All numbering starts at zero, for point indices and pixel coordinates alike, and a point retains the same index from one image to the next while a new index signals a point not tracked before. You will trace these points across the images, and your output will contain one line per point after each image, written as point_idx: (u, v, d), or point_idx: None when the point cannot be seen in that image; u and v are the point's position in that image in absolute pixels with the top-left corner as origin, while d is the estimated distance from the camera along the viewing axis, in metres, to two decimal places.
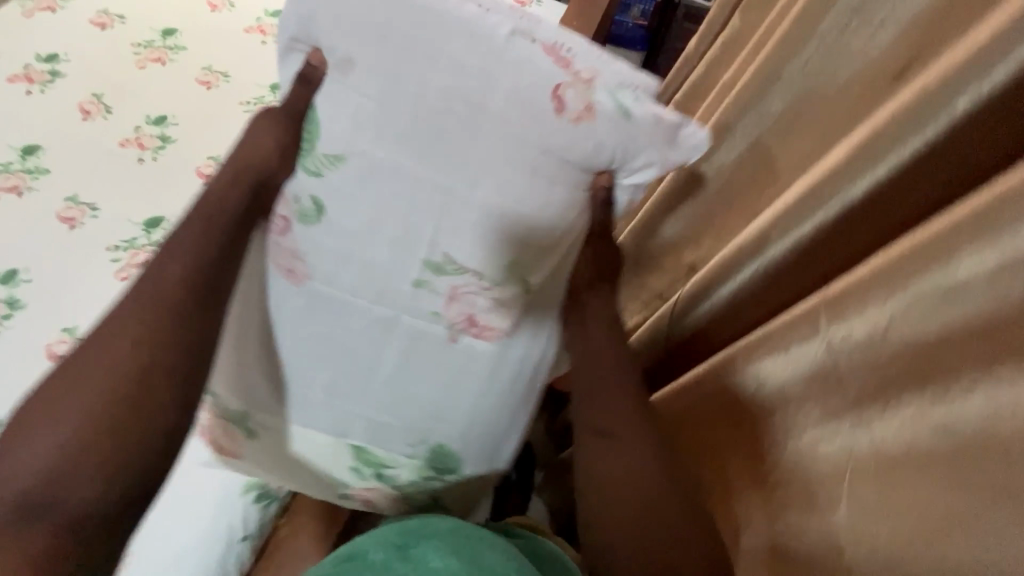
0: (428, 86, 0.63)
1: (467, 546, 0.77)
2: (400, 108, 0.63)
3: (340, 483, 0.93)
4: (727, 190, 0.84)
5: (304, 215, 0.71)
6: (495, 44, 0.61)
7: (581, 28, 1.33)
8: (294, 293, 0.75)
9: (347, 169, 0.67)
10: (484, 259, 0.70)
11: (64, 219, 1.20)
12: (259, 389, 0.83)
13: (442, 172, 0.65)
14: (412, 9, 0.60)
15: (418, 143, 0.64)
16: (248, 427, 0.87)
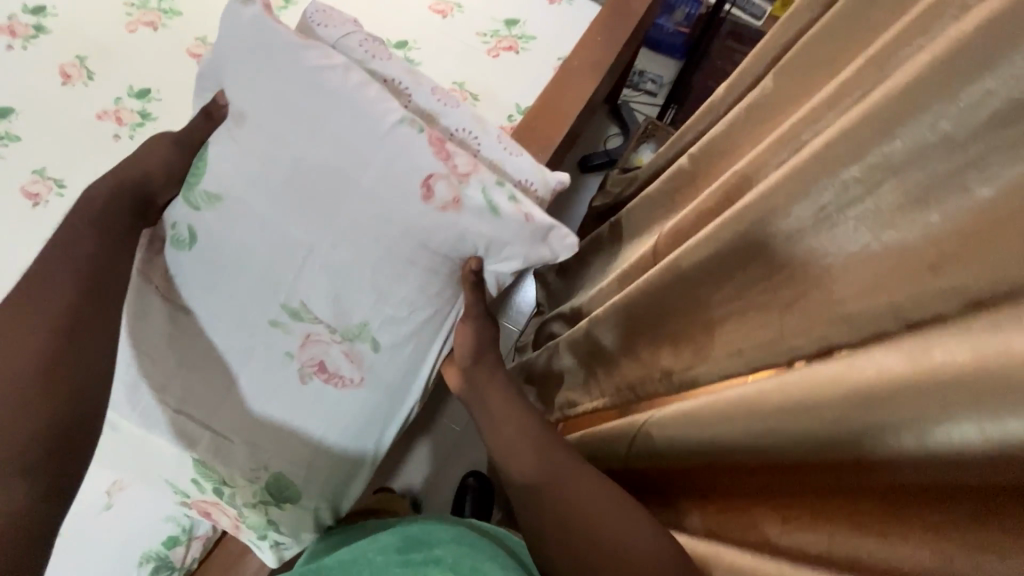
0: (313, 162, 0.76)
1: (465, 555, 0.83)
2: (279, 170, 0.76)
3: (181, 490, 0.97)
4: (704, 296, 0.74)
5: (177, 240, 0.81)
6: (380, 128, 0.75)
7: (608, 41, 1.20)
8: (159, 311, 0.85)
9: (221, 208, 0.79)
10: (338, 315, 0.82)
11: (28, 194, 1.09)
12: (118, 394, 0.87)
13: (310, 230, 0.78)
14: (319, 91, 0.75)
15: (296, 202, 0.77)
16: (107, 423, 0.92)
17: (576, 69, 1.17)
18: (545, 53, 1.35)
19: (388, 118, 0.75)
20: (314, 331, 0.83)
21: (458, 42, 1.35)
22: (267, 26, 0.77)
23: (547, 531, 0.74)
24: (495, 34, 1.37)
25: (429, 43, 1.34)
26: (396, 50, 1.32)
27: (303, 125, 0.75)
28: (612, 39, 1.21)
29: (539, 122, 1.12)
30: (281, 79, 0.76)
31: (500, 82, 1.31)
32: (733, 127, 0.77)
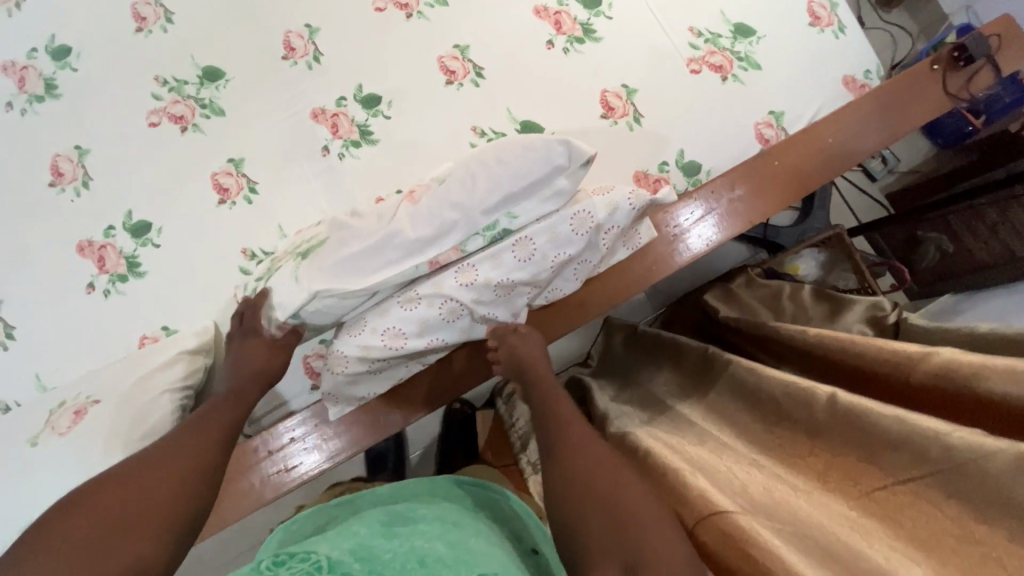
0: (479, 181, 0.64)
1: (455, 534, 0.67)
2: (469, 171, 0.66)
3: (242, 268, 0.93)
4: (763, 504, 0.60)
5: (365, 100, 0.98)
6: (560, 189, 0.65)
7: (843, 151, 0.85)
8: (316, 160, 0.97)
9: (400, 138, 0.97)
10: (421, 317, 0.66)
11: (137, 15, 0.99)
12: (297, 211, 0.95)
13: (434, 211, 0.65)
14: (533, 151, 0.63)
15: (449, 194, 0.65)
16: (143, 240, 0.94)
17: (774, 160, 0.85)
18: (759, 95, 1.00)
19: (572, 219, 0.65)
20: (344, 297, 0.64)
21: (661, 30, 1.02)
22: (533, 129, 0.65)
23: (569, 480, 0.62)
24: (712, 39, 1.02)
25: (624, 15, 1.02)
26: (581, 8, 1.02)
27: (483, 184, 0.64)
28: (857, 139, 0.85)
29: (692, 211, 0.83)
30: (534, 151, 0.63)
31: (680, 110, 0.99)
32: (899, 460, 0.53)
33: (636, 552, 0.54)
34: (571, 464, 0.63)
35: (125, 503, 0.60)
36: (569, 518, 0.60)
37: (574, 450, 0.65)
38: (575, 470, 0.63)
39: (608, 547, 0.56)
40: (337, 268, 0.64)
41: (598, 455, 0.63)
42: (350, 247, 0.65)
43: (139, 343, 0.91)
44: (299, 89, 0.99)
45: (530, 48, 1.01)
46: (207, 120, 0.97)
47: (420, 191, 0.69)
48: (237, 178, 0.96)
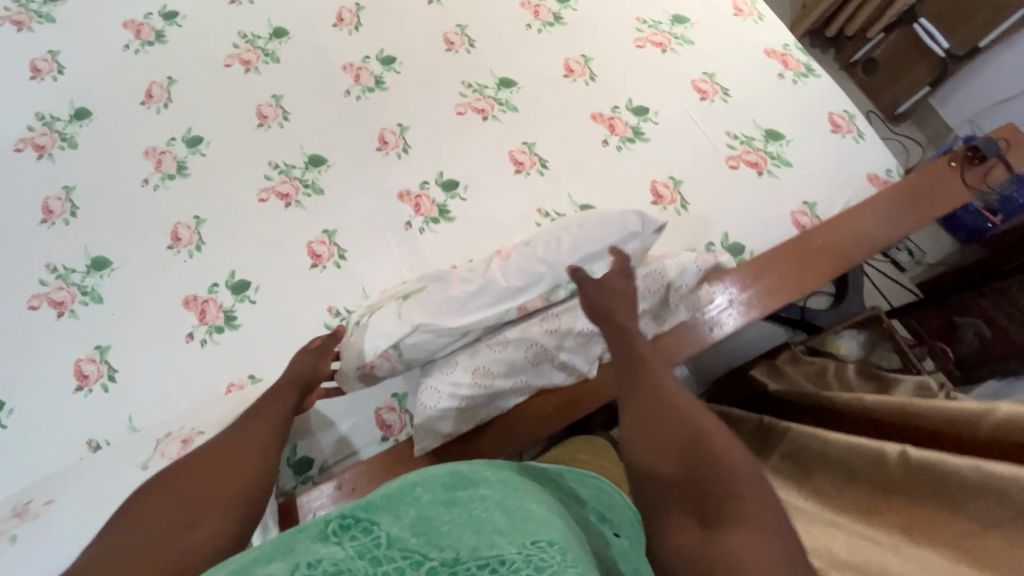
0: (568, 244, 0.76)
1: (514, 499, 0.66)
2: (556, 237, 0.78)
3: (327, 323, 1.03)
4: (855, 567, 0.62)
5: (444, 184, 1.14)
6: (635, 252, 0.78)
7: (880, 230, 0.95)
8: (400, 232, 1.10)
9: (475, 216, 1.11)
10: (509, 357, 0.74)
11: (260, 113, 1.20)
12: (381, 274, 1.07)
13: (525, 266, 0.76)
14: (613, 220, 0.77)
15: (540, 253, 0.77)
16: (242, 296, 1.05)
17: (818, 242, 0.94)
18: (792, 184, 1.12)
19: (646, 278, 0.79)
20: (442, 332, 0.73)
21: (702, 133, 1.18)
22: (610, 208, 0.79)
23: (650, 422, 0.62)
24: (747, 141, 1.17)
25: (669, 120, 1.19)
26: (632, 115, 1.20)
27: (568, 245, 0.77)
28: (899, 216, 0.94)
29: (739, 280, 0.91)
30: (613, 221, 0.77)
31: (722, 198, 1.12)
32: (979, 509, 0.56)
33: (711, 499, 0.53)
34: (654, 418, 0.62)
35: (193, 486, 0.68)
36: (642, 458, 0.60)
37: (662, 401, 0.63)
38: (657, 413, 0.62)
39: (679, 491, 0.56)
40: (440, 308, 0.74)
41: (688, 408, 0.62)
42: (453, 291, 0.75)
43: (226, 390, 0.98)
44: (389, 174, 1.15)
45: (588, 145, 1.17)
46: (308, 197, 1.13)
47: (509, 249, 0.80)
48: (329, 247, 1.09)
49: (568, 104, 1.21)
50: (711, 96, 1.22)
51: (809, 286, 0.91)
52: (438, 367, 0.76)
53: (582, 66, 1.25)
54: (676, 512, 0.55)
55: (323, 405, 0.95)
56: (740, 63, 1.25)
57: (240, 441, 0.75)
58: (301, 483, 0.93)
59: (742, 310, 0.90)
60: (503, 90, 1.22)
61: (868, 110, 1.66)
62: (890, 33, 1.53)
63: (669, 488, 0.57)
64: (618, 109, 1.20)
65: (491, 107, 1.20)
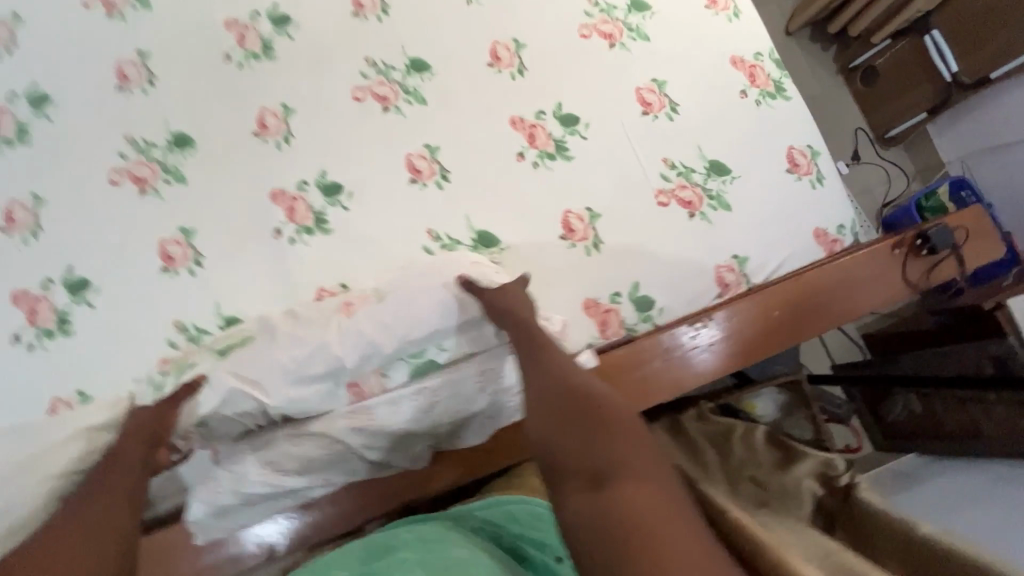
0: (403, 319, 0.77)
1: (433, 550, 0.67)
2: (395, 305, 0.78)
3: (172, 338, 0.92)
4: None
5: (326, 187, 0.98)
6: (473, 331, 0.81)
7: (805, 321, 0.81)
8: (268, 241, 0.96)
9: (355, 231, 0.96)
10: (304, 456, 0.78)
11: (121, 74, 1.01)
12: (239, 290, 0.94)
13: (362, 332, 0.77)
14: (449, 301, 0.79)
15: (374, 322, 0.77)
16: (79, 298, 0.93)
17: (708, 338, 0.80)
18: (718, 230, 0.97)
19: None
20: (260, 401, 0.75)
21: (635, 157, 1.01)
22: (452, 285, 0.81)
23: (557, 407, 0.67)
24: (685, 173, 1.00)
25: (600, 137, 1.01)
26: (558, 124, 1.02)
27: (403, 320, 0.78)
28: (865, 289, 0.80)
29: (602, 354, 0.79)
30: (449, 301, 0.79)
31: (642, 241, 0.97)
32: None
33: (614, 471, 0.58)
34: (560, 405, 0.67)
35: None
36: (551, 443, 0.64)
37: (568, 391, 0.68)
38: (565, 400, 0.67)
39: (586, 467, 0.60)
40: (259, 372, 0.75)
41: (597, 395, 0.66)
42: (272, 359, 0.75)
43: (51, 406, 0.88)
44: (264, 167, 0.99)
45: (499, 158, 1.00)
46: (167, 185, 0.97)
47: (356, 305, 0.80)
48: (184, 248, 0.95)
49: (487, 102, 1.03)
50: (656, 111, 1.03)
51: (683, 387, 0.80)
52: (242, 451, 0.78)
53: (511, 54, 1.05)
54: (578, 479, 0.59)
55: None
56: (698, 73, 1.05)
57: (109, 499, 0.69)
58: None
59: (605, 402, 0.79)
60: (413, 75, 1.03)
61: (858, 126, 1.47)
62: (898, 40, 1.31)
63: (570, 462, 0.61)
64: (543, 115, 1.02)
65: (394, 95, 1.02)
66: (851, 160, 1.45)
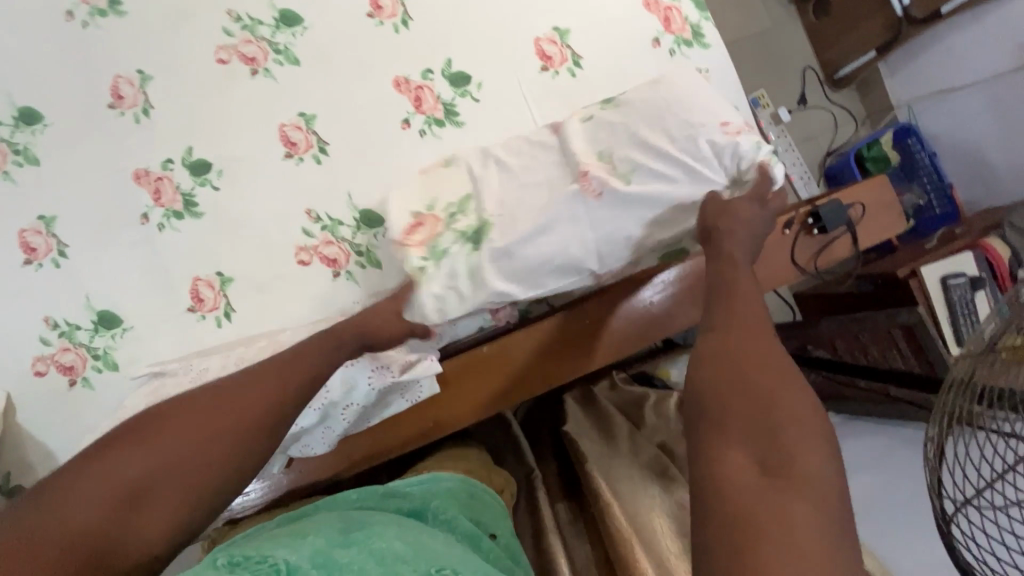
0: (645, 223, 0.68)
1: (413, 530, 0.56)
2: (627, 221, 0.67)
3: (43, 334, 0.88)
4: None
5: (193, 166, 0.90)
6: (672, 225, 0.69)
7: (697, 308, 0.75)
8: (136, 227, 0.89)
9: (229, 214, 0.90)
10: None
11: None
12: (110, 281, 0.89)
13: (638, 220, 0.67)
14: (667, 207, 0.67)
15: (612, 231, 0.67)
16: None
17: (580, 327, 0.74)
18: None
19: None
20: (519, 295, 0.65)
21: (532, 120, 0.92)
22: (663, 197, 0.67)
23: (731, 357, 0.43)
24: None
25: (493, 98, 0.92)
26: (447, 84, 0.92)
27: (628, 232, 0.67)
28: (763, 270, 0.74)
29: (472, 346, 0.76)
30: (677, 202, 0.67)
31: None
32: None
33: (784, 452, 0.37)
34: (731, 349, 0.44)
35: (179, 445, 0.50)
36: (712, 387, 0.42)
37: (747, 343, 0.44)
38: (737, 353, 0.43)
39: (742, 441, 0.38)
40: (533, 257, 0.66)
41: (770, 365, 0.42)
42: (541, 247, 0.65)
43: None
44: (123, 144, 0.90)
45: (381, 127, 0.91)
46: (19, 168, 0.89)
47: (593, 172, 0.66)
48: (47, 239, 0.89)
49: (369, 59, 0.92)
50: (557, 65, 0.93)
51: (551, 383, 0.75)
52: None
53: (395, 2, 0.92)
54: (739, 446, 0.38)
55: (44, 436, 0.87)
56: (606, 19, 0.94)
57: (229, 408, 0.52)
58: None
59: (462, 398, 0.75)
60: (284, 30, 0.91)
61: (808, 66, 1.40)
62: None
63: (736, 416, 0.39)
64: (431, 74, 0.92)
65: (265, 55, 0.91)
66: (798, 104, 1.39)
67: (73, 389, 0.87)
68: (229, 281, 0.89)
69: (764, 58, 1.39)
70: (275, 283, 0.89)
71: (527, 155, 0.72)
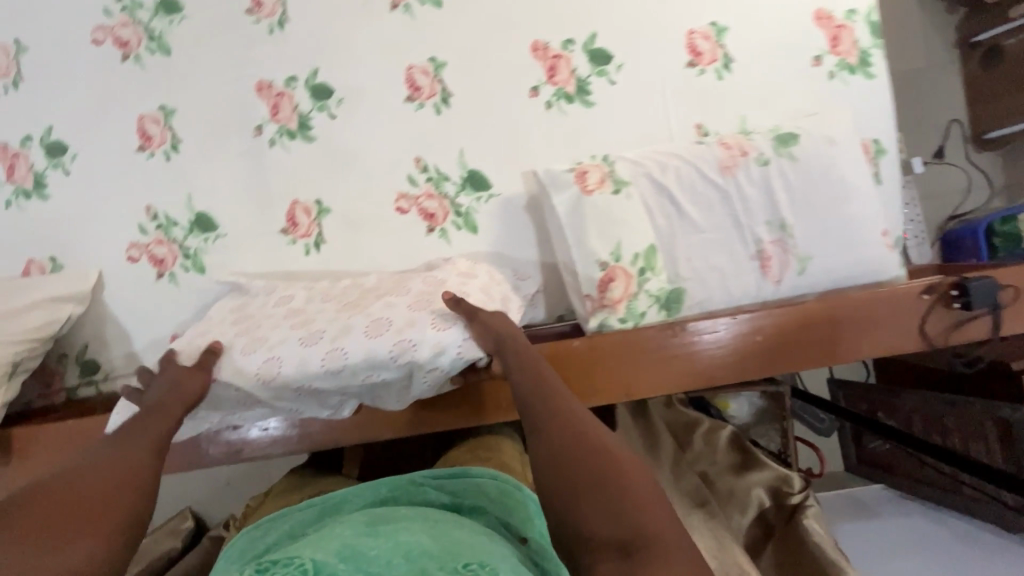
0: (837, 229, 0.75)
1: (441, 530, 0.55)
2: (828, 222, 0.75)
3: (141, 223, 0.90)
4: None
5: (314, 89, 0.89)
6: (857, 237, 0.75)
7: (795, 356, 0.72)
8: (247, 138, 0.89)
9: (339, 146, 0.88)
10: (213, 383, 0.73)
11: None
12: (213, 186, 0.89)
13: (837, 226, 0.75)
14: (857, 220, 0.76)
15: (812, 228, 0.75)
16: (57, 160, 0.90)
17: (678, 345, 0.71)
18: (860, 180, 0.77)
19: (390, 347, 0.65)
20: (708, 279, 0.75)
21: (664, 117, 0.87)
22: (858, 210, 0.76)
23: (558, 461, 0.52)
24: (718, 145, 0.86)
25: (630, 83, 0.87)
26: (585, 59, 0.87)
27: (826, 234, 0.75)
28: (873, 336, 0.71)
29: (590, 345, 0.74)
30: (866, 219, 0.76)
31: None
32: None
33: (636, 526, 0.46)
34: (559, 450, 0.53)
35: (100, 482, 0.50)
36: (560, 493, 0.51)
37: (570, 439, 0.54)
38: (575, 449, 0.53)
39: (601, 529, 0.47)
40: (727, 235, 0.75)
41: (591, 450, 0.53)
42: (738, 230, 0.76)
43: (25, 268, 0.90)
44: (253, 52, 0.89)
45: (507, 90, 0.88)
46: (150, 55, 0.89)
47: (773, 252, 0.75)
48: (163, 129, 0.90)
49: (512, 16, 0.88)
50: (705, 63, 0.87)
51: (633, 395, 0.72)
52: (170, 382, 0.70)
53: None
54: (602, 533, 0.47)
55: (126, 319, 0.90)
56: (768, 24, 0.87)
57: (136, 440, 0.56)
58: (83, 385, 0.90)
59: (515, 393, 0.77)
60: None
61: (955, 118, 1.29)
62: None
63: (596, 514, 0.48)
64: (571, 46, 0.87)
65: None
66: (932, 156, 1.29)
67: (159, 281, 0.89)
68: (326, 212, 0.89)
69: (908, 101, 1.29)
70: (369, 223, 0.88)
71: (701, 196, 0.76)
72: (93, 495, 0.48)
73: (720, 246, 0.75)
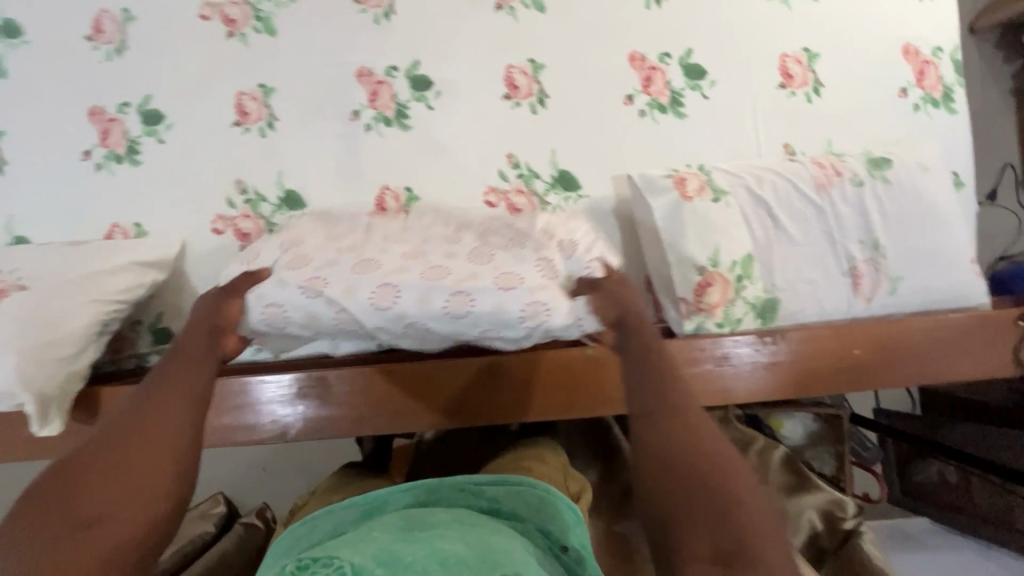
0: (928, 251, 0.77)
1: (477, 535, 0.53)
2: (920, 245, 0.77)
3: (229, 196, 0.90)
4: None
5: (414, 80, 0.91)
6: (946, 262, 0.77)
7: (887, 375, 0.73)
8: (343, 122, 0.91)
9: (433, 136, 0.90)
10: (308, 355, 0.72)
11: None
12: (304, 165, 0.90)
13: (929, 248, 0.77)
14: (947, 244, 0.78)
15: (904, 248, 0.77)
16: (153, 128, 0.91)
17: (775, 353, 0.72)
18: (949, 207, 0.79)
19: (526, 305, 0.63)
20: (801, 289, 0.76)
21: (754, 133, 0.89)
22: (949, 235, 0.78)
23: (668, 450, 0.53)
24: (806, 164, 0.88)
25: (723, 98, 0.90)
26: (681, 73, 0.90)
27: (917, 256, 0.77)
28: (959, 361, 0.73)
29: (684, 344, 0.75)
30: (955, 244, 0.78)
31: None
32: None
33: (733, 539, 0.47)
34: (664, 441, 0.53)
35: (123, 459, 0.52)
36: (663, 487, 0.51)
37: (679, 429, 0.54)
38: (684, 443, 0.53)
39: (699, 536, 0.48)
40: (821, 249, 0.77)
41: (700, 447, 0.52)
42: (831, 246, 0.77)
43: (108, 231, 0.90)
44: (356, 39, 0.91)
45: (603, 95, 0.90)
46: (256, 34, 0.91)
47: (866, 270, 0.77)
48: (260, 107, 0.91)
49: (612, 26, 0.91)
50: (796, 86, 0.90)
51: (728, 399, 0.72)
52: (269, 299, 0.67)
53: None
54: (700, 543, 0.47)
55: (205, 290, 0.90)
56: (858, 54, 0.90)
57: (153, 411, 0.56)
58: (155, 353, 0.90)
59: (555, 391, 0.77)
60: None
61: (1008, 163, 1.33)
62: None
63: (697, 518, 0.48)
64: (667, 58, 0.90)
65: None
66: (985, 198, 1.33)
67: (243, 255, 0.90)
68: (414, 199, 0.90)
69: None
70: None
71: (798, 209, 0.78)
72: (116, 475, 0.51)
73: (814, 259, 0.77)
